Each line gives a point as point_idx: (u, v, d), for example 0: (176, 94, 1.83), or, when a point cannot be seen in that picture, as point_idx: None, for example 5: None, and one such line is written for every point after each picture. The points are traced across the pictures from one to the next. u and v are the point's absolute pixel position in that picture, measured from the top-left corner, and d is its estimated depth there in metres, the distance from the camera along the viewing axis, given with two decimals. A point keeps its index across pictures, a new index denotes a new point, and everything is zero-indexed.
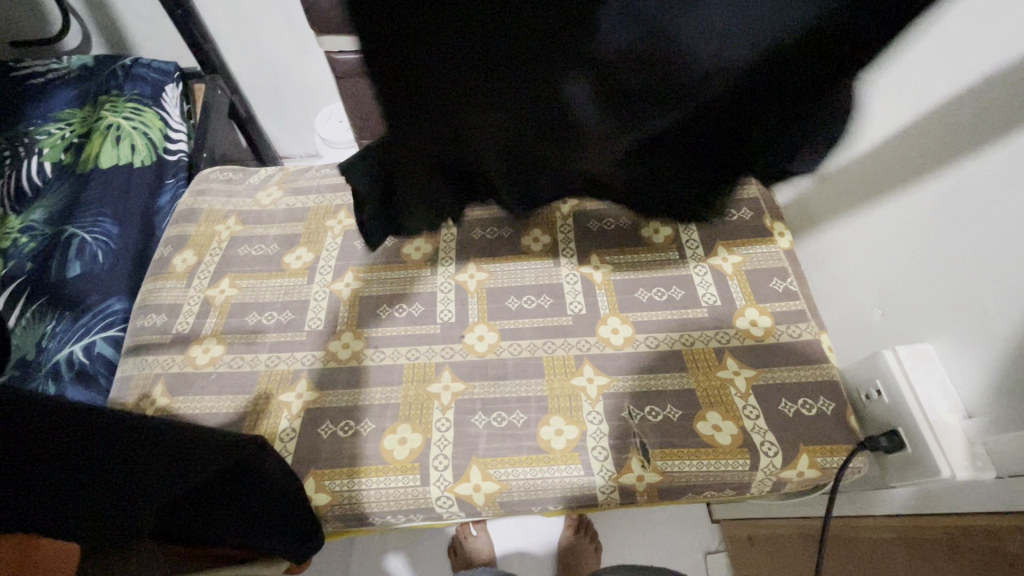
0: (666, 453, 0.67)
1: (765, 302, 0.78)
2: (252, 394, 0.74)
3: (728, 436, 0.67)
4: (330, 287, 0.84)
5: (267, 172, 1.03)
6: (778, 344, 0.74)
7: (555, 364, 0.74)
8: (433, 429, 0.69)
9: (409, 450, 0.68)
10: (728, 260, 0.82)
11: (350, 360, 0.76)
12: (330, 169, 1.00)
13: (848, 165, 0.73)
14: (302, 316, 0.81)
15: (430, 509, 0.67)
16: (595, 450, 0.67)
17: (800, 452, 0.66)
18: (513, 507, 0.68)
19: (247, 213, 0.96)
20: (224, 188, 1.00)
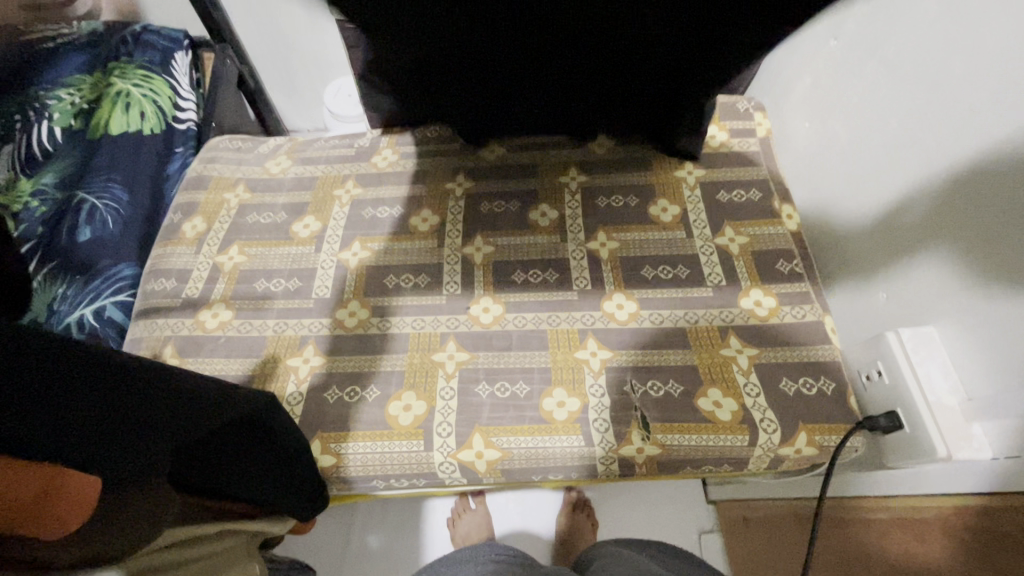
0: (676, 428, 0.68)
1: (771, 284, 0.78)
2: (260, 358, 0.75)
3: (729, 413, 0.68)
4: (337, 256, 0.85)
5: (276, 141, 1.03)
6: (781, 324, 0.75)
7: (561, 339, 0.75)
8: (437, 398, 0.70)
9: (414, 418, 0.69)
10: (735, 240, 0.82)
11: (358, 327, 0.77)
12: (339, 141, 1.00)
13: (863, 144, 0.75)
14: (310, 284, 0.82)
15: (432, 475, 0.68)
16: (598, 423, 0.69)
17: (798, 429, 0.67)
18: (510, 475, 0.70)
19: (256, 181, 0.96)
20: (233, 157, 1.00)
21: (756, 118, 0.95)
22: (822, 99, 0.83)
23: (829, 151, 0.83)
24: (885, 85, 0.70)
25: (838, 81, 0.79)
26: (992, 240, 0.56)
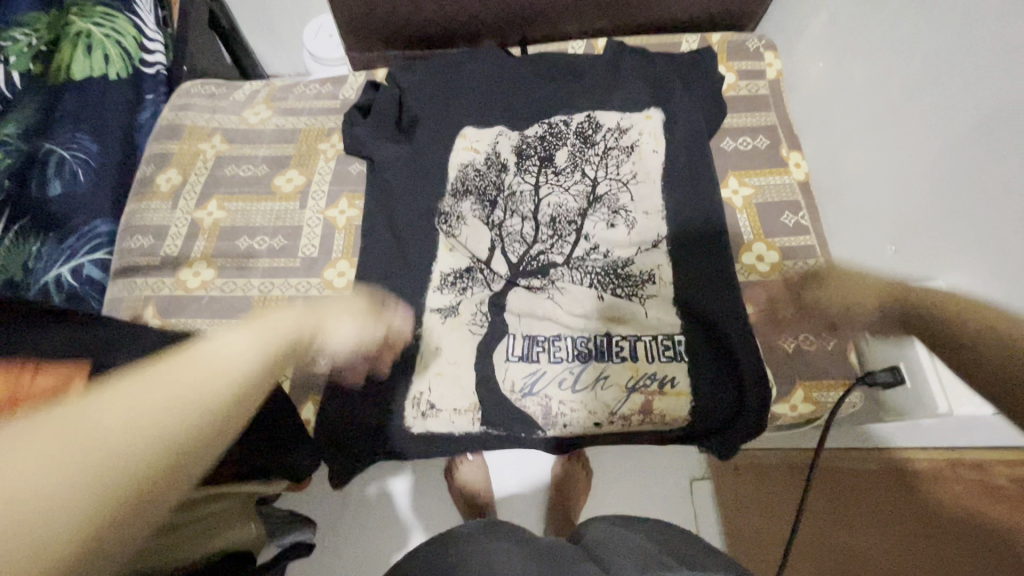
0: (632, 426, 0.67)
1: (774, 236, 0.75)
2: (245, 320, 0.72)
3: (732, 371, 0.65)
4: (323, 213, 0.82)
5: (252, 86, 0.96)
6: (785, 280, 0.73)
7: (568, 302, 0.70)
8: (434, 379, 0.66)
9: (414, 402, 0.66)
10: (739, 191, 0.79)
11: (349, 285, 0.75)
12: (321, 87, 0.94)
13: (882, 85, 0.70)
14: (295, 241, 0.79)
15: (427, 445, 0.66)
16: (582, 415, 0.65)
17: (795, 386, 0.66)
18: (510, 442, 0.66)
19: (233, 131, 0.90)
20: (206, 104, 0.93)
21: (767, 58, 0.88)
22: (838, 38, 0.78)
23: (842, 93, 0.78)
24: (910, 20, 0.65)
25: (859, 16, 0.74)
26: (1012, 191, 0.53)
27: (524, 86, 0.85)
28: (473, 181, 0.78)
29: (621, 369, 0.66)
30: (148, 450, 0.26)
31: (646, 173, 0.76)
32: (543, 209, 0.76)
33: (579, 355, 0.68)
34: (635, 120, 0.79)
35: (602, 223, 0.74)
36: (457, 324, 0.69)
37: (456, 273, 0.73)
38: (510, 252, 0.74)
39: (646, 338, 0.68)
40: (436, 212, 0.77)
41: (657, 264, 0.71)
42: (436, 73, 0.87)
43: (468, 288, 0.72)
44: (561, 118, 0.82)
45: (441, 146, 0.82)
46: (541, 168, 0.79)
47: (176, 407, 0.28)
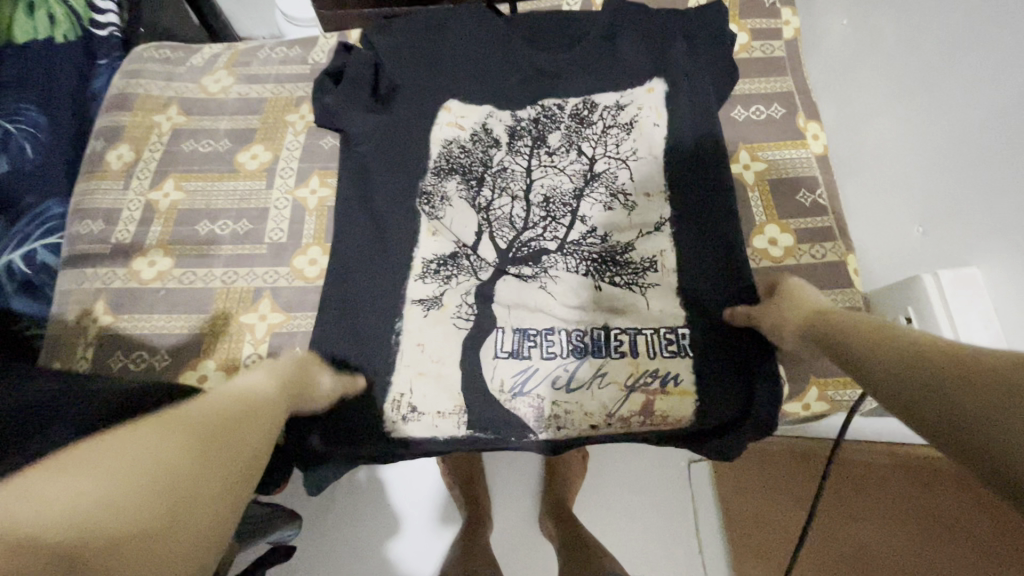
0: (632, 429, 0.61)
1: (789, 217, 0.69)
2: (206, 315, 0.65)
3: (742, 369, 0.60)
4: (292, 193, 0.74)
5: (211, 50, 0.86)
6: (799, 266, 0.66)
7: (563, 291, 0.64)
8: (414, 378, 0.61)
9: (394, 406, 0.60)
10: (751, 167, 0.72)
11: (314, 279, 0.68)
12: (288, 50, 0.85)
13: (919, 45, 0.62)
14: (261, 226, 0.71)
15: (407, 451, 0.61)
16: (578, 417, 0.60)
17: (809, 384, 0.61)
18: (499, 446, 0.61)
19: (191, 101, 0.81)
20: (160, 70, 0.84)
21: (785, 15, 0.79)
22: None
23: (867, 54, 0.70)
24: None
25: None
26: None
27: (512, 48, 0.77)
28: (459, 159, 0.71)
29: (623, 364, 0.61)
30: (217, 455, 0.37)
31: (649, 146, 0.69)
32: (536, 189, 0.70)
33: (575, 349, 0.62)
34: (635, 95, 0.71)
35: (602, 203, 0.68)
36: (441, 317, 0.63)
37: (438, 261, 0.66)
38: (498, 238, 0.67)
39: (648, 331, 0.62)
40: (419, 191, 0.70)
41: (660, 250, 0.64)
42: (414, 34, 0.78)
43: (452, 277, 0.65)
44: (551, 100, 0.73)
45: (421, 117, 0.73)
46: (531, 148, 0.72)
47: (222, 432, 0.39)
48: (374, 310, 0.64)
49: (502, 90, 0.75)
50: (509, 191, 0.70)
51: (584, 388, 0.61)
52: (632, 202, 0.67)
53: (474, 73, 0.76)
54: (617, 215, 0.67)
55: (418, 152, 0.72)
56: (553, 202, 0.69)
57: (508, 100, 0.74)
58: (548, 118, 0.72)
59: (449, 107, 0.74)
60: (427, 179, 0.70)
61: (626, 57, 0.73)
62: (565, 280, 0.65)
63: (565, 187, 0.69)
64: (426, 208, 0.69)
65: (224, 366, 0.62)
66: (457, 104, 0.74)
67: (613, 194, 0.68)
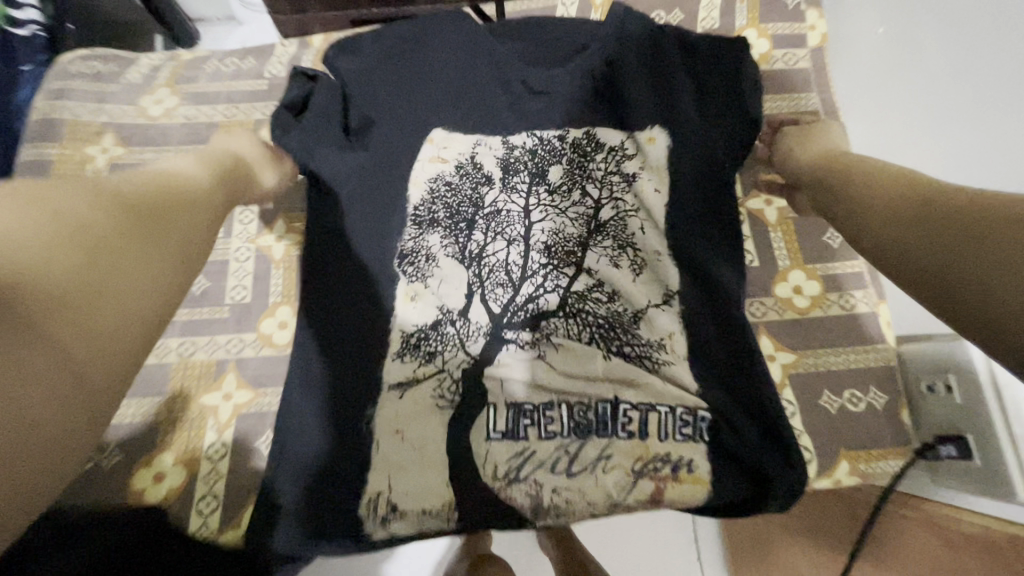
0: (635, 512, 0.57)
1: (816, 262, 0.62)
2: (161, 397, 0.57)
3: (754, 449, 0.55)
4: (254, 242, 0.65)
5: (148, 61, 0.74)
6: (828, 318, 0.60)
7: (563, 359, 0.58)
8: (395, 472, 0.55)
9: (371, 506, 0.53)
10: (772, 202, 0.64)
11: (272, 158, 0.64)
12: (241, 62, 0.73)
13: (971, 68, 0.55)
14: (220, 283, 0.62)
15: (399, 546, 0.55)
16: (579, 506, 0.55)
17: (839, 457, 0.56)
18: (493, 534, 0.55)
19: (129, 128, 0.70)
20: (89, 88, 0.72)
21: (812, 17, 0.69)
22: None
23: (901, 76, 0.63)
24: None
25: None
26: None
27: (498, 68, 0.67)
28: (445, 202, 0.63)
29: (631, 448, 0.56)
30: (164, 238, 0.42)
31: (652, 208, 0.62)
32: (534, 238, 0.62)
33: (577, 428, 0.57)
34: (654, 131, 0.63)
35: (604, 256, 0.62)
36: (421, 397, 0.57)
37: (424, 327, 0.59)
38: (493, 298, 0.60)
39: (662, 408, 0.57)
40: (403, 241, 0.62)
41: (668, 332, 0.59)
42: (387, 50, 0.67)
43: (438, 354, 0.59)
44: (550, 131, 0.65)
45: (397, 153, 0.64)
46: (531, 185, 0.64)
47: (164, 213, 0.44)
48: (357, 385, 0.57)
49: (491, 118, 0.66)
50: (506, 239, 0.62)
51: (587, 474, 0.56)
52: (639, 255, 0.61)
53: (458, 95, 0.66)
54: (621, 275, 0.61)
55: (399, 194, 0.63)
56: (552, 257, 0.62)
57: (500, 127, 0.65)
58: (545, 152, 0.64)
59: (431, 136, 0.65)
60: (411, 230, 0.62)
61: (634, 74, 0.64)
62: (567, 348, 0.59)
63: (566, 239, 0.62)
64: (411, 264, 0.61)
65: (185, 460, 0.55)
66: (439, 133, 0.65)
67: (616, 245, 0.62)
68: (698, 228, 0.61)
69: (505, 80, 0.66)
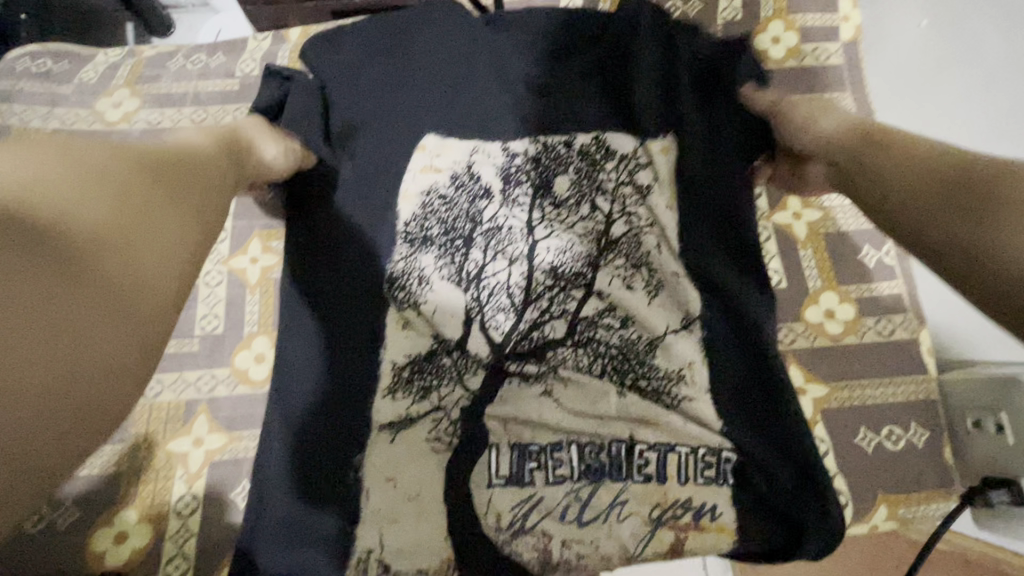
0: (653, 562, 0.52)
1: (849, 283, 0.56)
2: (123, 444, 0.52)
3: (786, 495, 0.50)
4: (226, 263, 0.58)
5: (106, 59, 0.67)
6: (863, 345, 0.55)
7: (573, 396, 0.52)
8: (387, 525, 0.49)
9: (362, 566, 0.48)
10: (801, 216, 0.58)
11: (276, 135, 0.55)
12: (210, 59, 0.66)
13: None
14: (189, 311, 0.56)
15: None
16: (592, 560, 0.50)
17: (877, 500, 0.51)
18: None
19: (84, 135, 0.63)
20: (39, 90, 0.64)
21: (844, 8, 0.63)
22: None
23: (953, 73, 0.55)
24: None
25: None
26: None
27: (497, 66, 0.60)
28: (439, 216, 0.57)
29: (648, 493, 0.51)
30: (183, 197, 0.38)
31: (665, 225, 0.55)
32: (540, 257, 0.55)
33: (588, 471, 0.51)
34: (671, 138, 0.56)
35: (615, 274, 0.55)
36: (414, 439, 0.51)
37: (415, 358, 0.53)
38: (493, 325, 0.54)
39: (681, 449, 0.51)
40: (394, 261, 0.55)
41: (688, 361, 0.52)
42: (373, 45, 0.60)
43: (431, 389, 0.52)
44: (555, 136, 0.58)
45: (387, 163, 0.58)
46: (534, 197, 0.57)
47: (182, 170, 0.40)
48: (342, 426, 0.51)
49: (489, 122, 0.59)
50: (507, 257, 0.56)
51: (601, 523, 0.50)
52: (656, 274, 0.55)
53: (453, 96, 0.59)
54: (636, 298, 0.54)
55: (388, 208, 0.57)
56: (560, 278, 0.55)
57: (501, 131, 0.58)
58: (551, 158, 0.57)
59: (421, 143, 0.58)
60: (402, 249, 0.56)
61: (649, 70, 0.57)
62: (577, 381, 0.53)
63: (576, 257, 0.55)
64: (403, 288, 0.55)
65: (149, 517, 0.50)
66: (430, 139, 0.58)
67: (630, 262, 0.55)
68: (724, 243, 0.55)
69: (505, 80, 0.60)
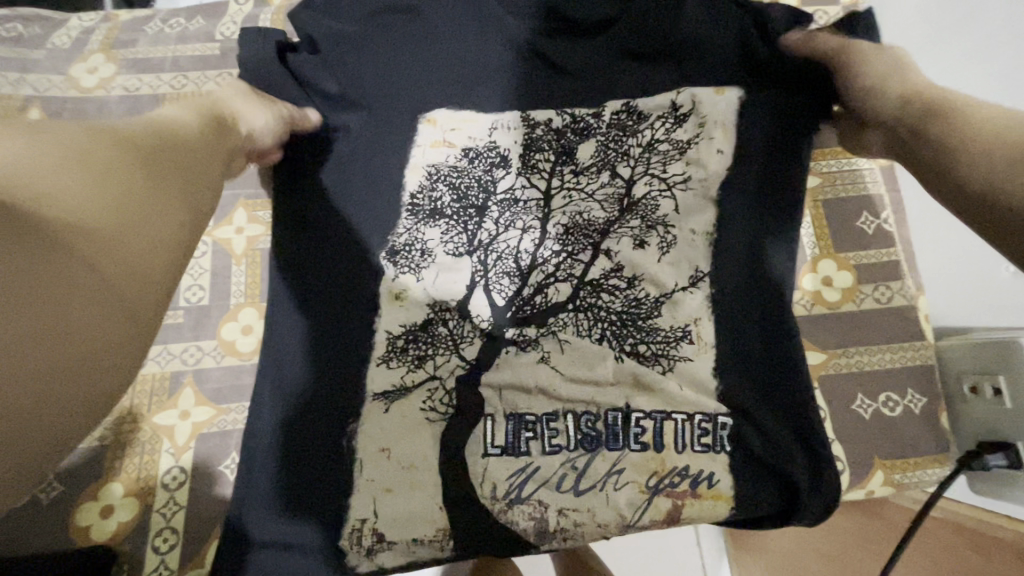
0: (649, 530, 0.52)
1: (847, 251, 0.55)
2: (106, 419, 0.50)
3: (783, 461, 0.50)
4: (210, 234, 0.56)
5: (78, 22, 0.64)
6: (860, 311, 0.54)
7: (570, 362, 0.52)
8: (381, 495, 0.48)
9: (355, 538, 0.48)
10: None
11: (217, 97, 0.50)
12: (189, 23, 0.63)
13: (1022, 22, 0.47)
14: (173, 284, 0.55)
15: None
16: (588, 528, 0.49)
17: (873, 467, 0.51)
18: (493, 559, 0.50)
19: (57, 102, 0.60)
20: (7, 55, 0.61)
21: None
22: None
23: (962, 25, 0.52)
24: None
25: None
26: None
27: (503, 28, 0.57)
28: (447, 182, 0.55)
29: (645, 461, 0.50)
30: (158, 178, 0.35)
31: (703, 180, 0.53)
32: (553, 220, 0.54)
33: (584, 440, 0.50)
34: (696, 90, 0.54)
35: (627, 236, 0.54)
36: (408, 407, 0.50)
37: (412, 324, 0.52)
38: (495, 289, 0.53)
39: (678, 417, 0.50)
40: (399, 225, 0.54)
41: (694, 318, 0.52)
42: (374, 3, 0.56)
43: (425, 356, 0.51)
44: (581, 99, 0.56)
45: (388, 133, 0.55)
46: (554, 160, 0.55)
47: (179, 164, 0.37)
48: (332, 397, 0.50)
49: (492, 84, 0.56)
50: (518, 220, 0.54)
51: (598, 493, 0.50)
52: (674, 234, 0.53)
53: (444, 55, 0.56)
54: (651, 260, 0.53)
55: (385, 173, 0.55)
56: (571, 243, 0.54)
57: (515, 92, 0.56)
58: (564, 120, 0.55)
59: (414, 108, 0.56)
60: (407, 215, 0.54)
61: (653, 25, 0.55)
62: (577, 344, 0.52)
63: (590, 220, 0.54)
64: (411, 251, 0.53)
65: (136, 491, 0.49)
66: (426, 103, 0.56)
67: (644, 224, 0.54)
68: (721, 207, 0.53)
69: (501, 35, 0.57)
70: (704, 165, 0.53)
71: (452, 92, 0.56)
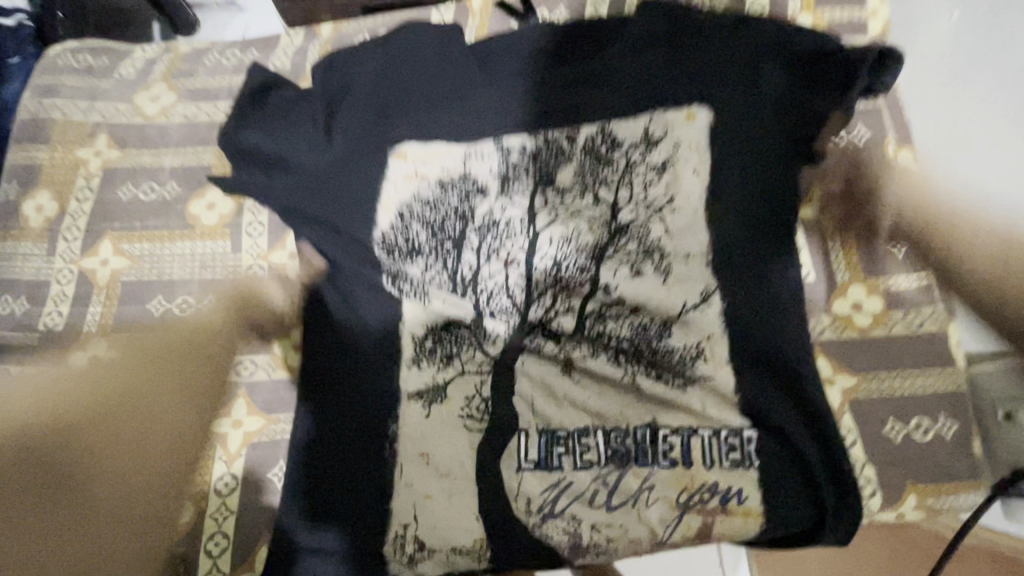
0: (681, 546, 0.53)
1: (877, 277, 0.56)
2: (166, 428, 0.54)
3: (811, 479, 0.50)
4: (263, 255, 0.59)
5: (142, 54, 0.68)
6: (890, 337, 0.55)
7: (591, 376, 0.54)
8: (421, 507, 0.50)
9: (396, 547, 0.50)
10: (831, 209, 0.58)
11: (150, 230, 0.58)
12: (244, 55, 0.67)
13: None
14: (227, 302, 0.58)
15: None
16: (621, 544, 0.51)
17: (906, 490, 0.52)
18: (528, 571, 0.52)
19: (123, 128, 0.64)
20: (80, 85, 0.66)
21: None
22: None
23: None
24: None
25: None
26: None
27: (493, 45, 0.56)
28: (432, 217, 0.55)
29: (675, 479, 0.51)
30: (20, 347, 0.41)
31: (690, 196, 0.53)
32: (540, 257, 0.55)
33: (615, 457, 0.52)
34: (669, 116, 0.53)
35: (619, 267, 0.54)
36: (446, 423, 0.52)
37: (435, 327, 0.55)
38: (501, 319, 0.56)
39: (704, 432, 0.51)
40: (394, 261, 0.55)
41: (707, 334, 0.52)
42: None
43: (453, 356, 0.55)
44: (556, 124, 0.55)
45: (368, 157, 0.55)
46: (536, 190, 0.55)
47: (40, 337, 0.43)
48: (372, 410, 0.53)
49: (466, 107, 0.55)
50: (509, 251, 0.55)
51: (631, 510, 0.51)
52: (667, 263, 0.53)
53: (431, 71, 0.56)
54: (650, 292, 0.53)
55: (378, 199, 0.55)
56: (562, 278, 0.55)
57: (483, 120, 0.55)
58: (544, 151, 0.55)
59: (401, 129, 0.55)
60: (402, 250, 0.55)
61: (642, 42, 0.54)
62: (592, 368, 0.54)
63: (584, 251, 0.55)
64: (409, 289, 0.55)
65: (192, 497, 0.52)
66: (417, 123, 0.55)
67: (636, 257, 0.54)
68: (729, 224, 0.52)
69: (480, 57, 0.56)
70: (689, 193, 0.53)
71: (435, 108, 0.55)
